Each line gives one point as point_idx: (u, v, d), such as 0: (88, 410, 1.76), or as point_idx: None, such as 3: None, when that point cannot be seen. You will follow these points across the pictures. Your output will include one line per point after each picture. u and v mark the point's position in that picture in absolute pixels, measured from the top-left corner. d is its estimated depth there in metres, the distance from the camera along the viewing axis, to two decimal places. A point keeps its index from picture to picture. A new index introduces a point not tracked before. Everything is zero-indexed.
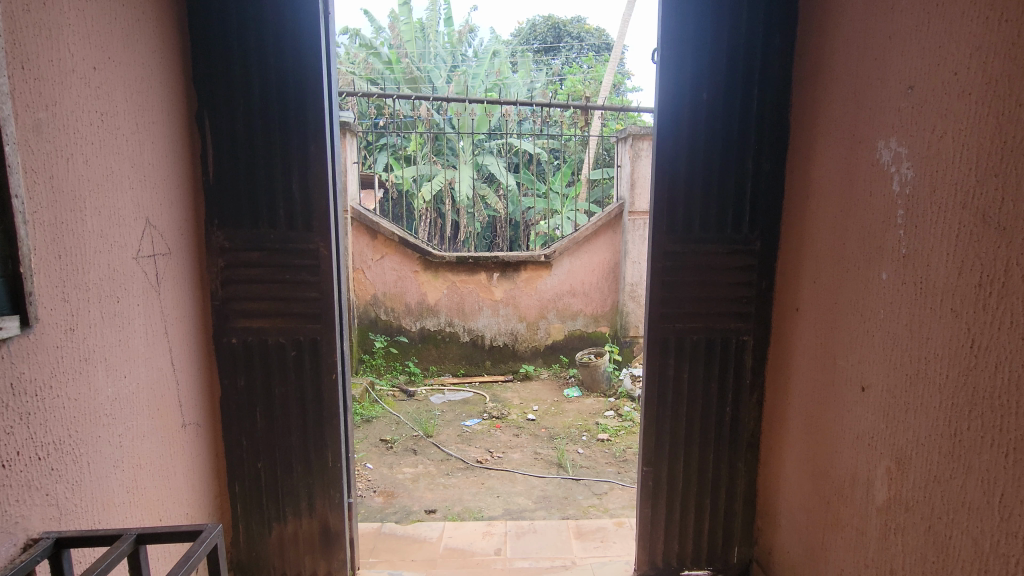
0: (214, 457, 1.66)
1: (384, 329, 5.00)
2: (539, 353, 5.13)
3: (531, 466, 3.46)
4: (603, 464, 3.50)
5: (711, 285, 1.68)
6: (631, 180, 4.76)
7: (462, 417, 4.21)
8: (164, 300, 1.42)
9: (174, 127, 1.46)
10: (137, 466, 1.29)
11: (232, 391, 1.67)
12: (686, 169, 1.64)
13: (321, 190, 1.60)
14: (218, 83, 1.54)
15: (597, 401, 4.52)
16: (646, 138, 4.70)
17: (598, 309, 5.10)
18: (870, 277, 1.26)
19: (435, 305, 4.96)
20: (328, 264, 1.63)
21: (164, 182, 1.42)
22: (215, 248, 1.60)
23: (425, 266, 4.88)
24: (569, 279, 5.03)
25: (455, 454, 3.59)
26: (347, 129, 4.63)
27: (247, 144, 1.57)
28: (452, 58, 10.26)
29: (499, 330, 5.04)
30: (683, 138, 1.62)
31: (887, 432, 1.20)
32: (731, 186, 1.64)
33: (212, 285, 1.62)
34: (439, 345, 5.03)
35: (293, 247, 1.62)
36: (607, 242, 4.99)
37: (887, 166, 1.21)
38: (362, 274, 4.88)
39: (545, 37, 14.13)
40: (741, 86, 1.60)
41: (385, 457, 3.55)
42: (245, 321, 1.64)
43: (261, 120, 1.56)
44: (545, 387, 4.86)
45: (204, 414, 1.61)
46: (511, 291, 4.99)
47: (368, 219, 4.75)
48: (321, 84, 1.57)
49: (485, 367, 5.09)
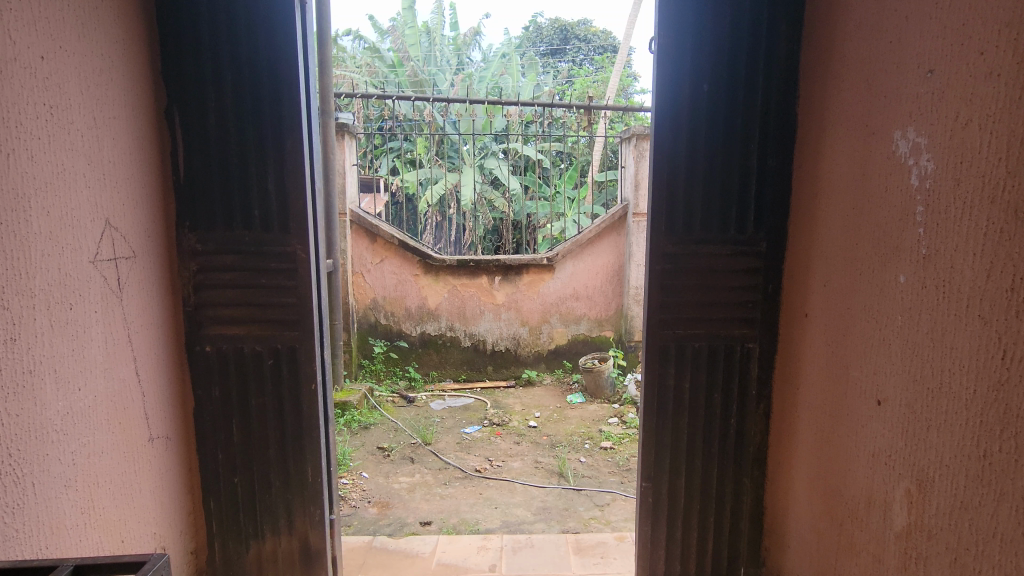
0: (187, 472, 1.58)
1: (384, 334, 4.91)
2: (542, 358, 5.01)
3: (531, 476, 3.35)
4: (605, 474, 3.39)
5: (713, 288, 1.57)
6: (636, 181, 4.66)
7: (462, 425, 4.11)
8: (128, 307, 1.33)
9: (139, 123, 1.38)
10: (94, 485, 1.20)
11: (206, 401, 1.58)
12: (686, 166, 1.53)
13: (298, 190, 1.51)
14: (188, 77, 1.46)
15: (601, 407, 4.41)
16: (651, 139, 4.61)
17: (603, 312, 4.99)
18: (886, 280, 1.15)
19: (435, 309, 4.87)
20: (306, 268, 1.54)
21: (128, 181, 1.33)
22: (186, 251, 1.52)
23: (425, 269, 4.80)
24: (572, 282, 4.92)
25: (453, 463, 3.49)
26: (346, 130, 4.56)
27: (220, 140, 1.49)
28: (457, 61, 10.23)
29: (501, 334, 4.94)
30: (683, 132, 1.52)
31: (906, 450, 1.09)
32: (735, 183, 1.53)
33: (183, 290, 1.53)
34: (439, 350, 4.94)
35: (269, 250, 1.53)
36: (611, 244, 4.89)
37: (905, 158, 1.10)
38: (361, 277, 4.81)
39: (551, 39, 14.09)
40: (745, 75, 1.50)
41: (381, 465, 3.46)
42: (219, 328, 1.56)
43: (234, 115, 1.48)
44: (548, 392, 4.75)
45: (176, 427, 1.52)
46: (513, 294, 4.89)
47: (367, 222, 4.68)
48: (298, 76, 1.48)
49: (486, 372, 4.99)
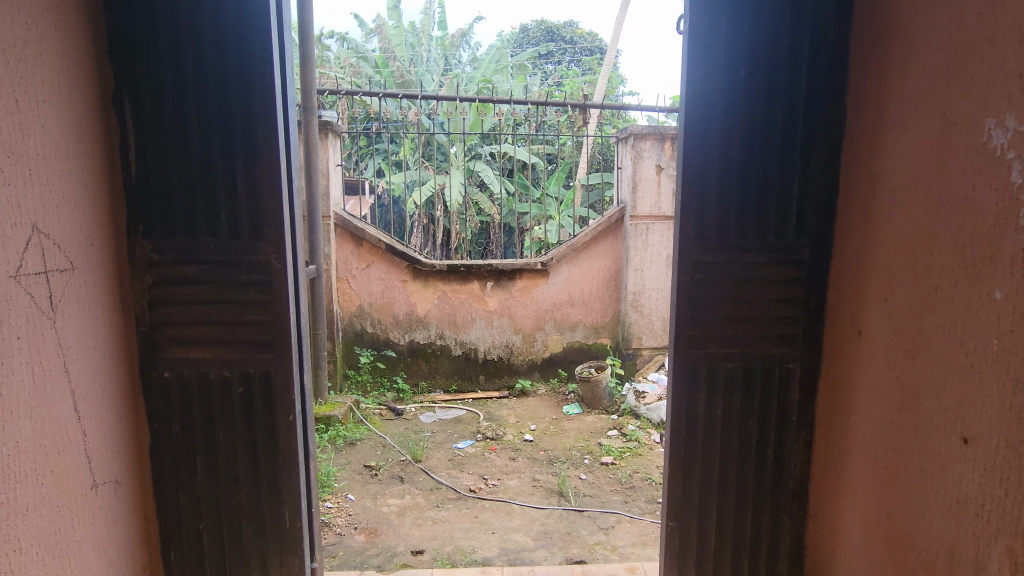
0: (141, 518, 1.35)
1: (371, 342, 4.67)
2: (536, 367, 4.81)
3: (530, 496, 3.14)
4: (608, 492, 3.19)
5: (749, 301, 1.38)
6: (633, 182, 4.48)
7: (454, 439, 3.89)
8: (64, 329, 1.10)
9: (79, 108, 1.15)
10: (17, 554, 0.96)
11: (166, 436, 1.36)
12: (721, 162, 1.34)
13: (273, 189, 1.30)
14: (141, 55, 1.24)
15: (599, 419, 4.22)
16: (648, 139, 4.44)
17: (599, 319, 4.80)
18: (975, 296, 0.97)
19: (425, 316, 4.65)
20: (282, 280, 1.32)
21: (63, 177, 1.10)
22: (139, 261, 1.29)
23: (414, 275, 4.58)
24: (567, 287, 4.73)
25: (446, 482, 3.27)
26: (329, 128, 4.31)
27: (180, 131, 1.27)
28: (443, 61, 10.04)
29: (494, 342, 4.73)
30: (717, 123, 1.33)
31: (1006, 501, 0.90)
32: (774, 182, 1.35)
33: (136, 307, 1.30)
34: (429, 359, 4.71)
35: (238, 259, 1.31)
36: (608, 247, 4.71)
37: (1001, 152, 0.92)
38: (346, 283, 4.57)
39: (538, 40, 14.00)
40: (788, 59, 1.31)
41: (368, 486, 3.23)
42: (181, 351, 1.33)
43: (196, 102, 1.26)
44: (543, 403, 4.55)
45: (128, 469, 1.29)
46: (507, 301, 4.69)
47: (353, 225, 4.46)
48: (270, 56, 1.26)
49: (478, 382, 4.77)
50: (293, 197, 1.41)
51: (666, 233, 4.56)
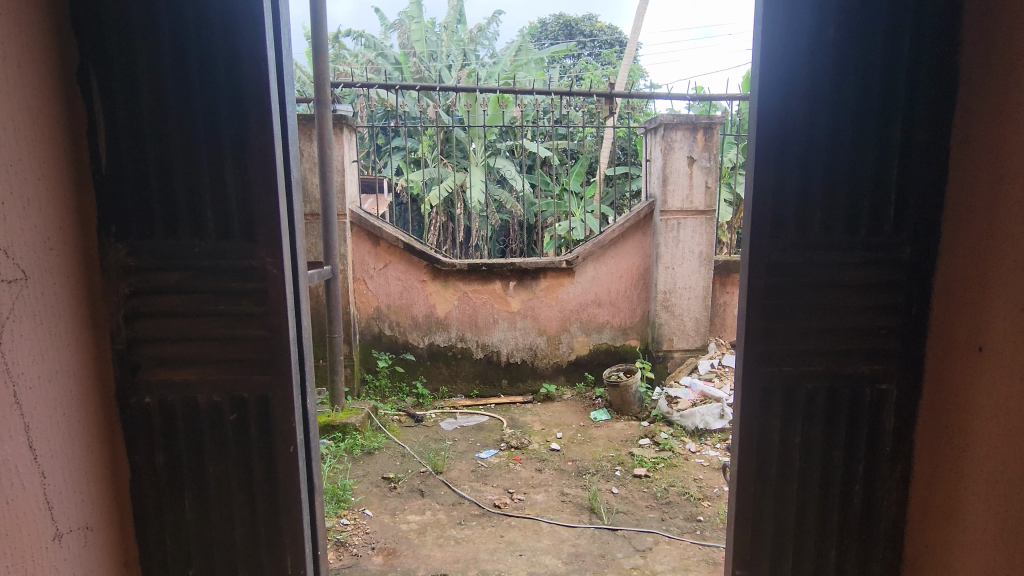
0: (121, 566, 1.16)
1: (389, 346, 4.50)
2: (561, 371, 4.59)
3: (558, 512, 2.93)
4: (642, 509, 2.95)
5: (837, 309, 1.15)
6: (664, 175, 4.23)
7: (476, 448, 3.69)
8: (15, 353, 0.91)
9: (36, 84, 0.95)
10: None
11: (148, 470, 1.17)
12: (804, 141, 1.12)
13: (267, 181, 1.10)
14: (110, 25, 1.04)
15: (629, 426, 3.99)
16: (679, 129, 4.18)
17: (627, 320, 4.56)
18: None
19: (445, 318, 4.46)
20: (279, 289, 1.12)
21: (14, 169, 0.91)
22: (114, 267, 1.10)
23: (434, 275, 4.39)
24: (594, 287, 4.50)
25: (469, 497, 3.07)
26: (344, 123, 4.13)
27: (159, 112, 1.07)
28: (462, 57, 9.89)
29: (517, 345, 4.52)
30: (798, 95, 1.10)
31: None
32: (867, 166, 1.12)
33: (111, 321, 1.12)
34: (450, 363, 4.52)
35: (228, 264, 1.11)
36: (636, 244, 4.47)
37: None
38: (363, 284, 4.40)
39: (557, 35, 13.85)
40: (887, 17, 1.08)
41: (387, 501, 3.04)
42: (164, 372, 1.15)
43: (174, 79, 1.07)
44: (569, 409, 4.33)
45: (103, 511, 1.11)
46: (530, 301, 4.47)
47: (369, 224, 4.28)
48: (261, 24, 1.06)
49: (501, 387, 4.57)
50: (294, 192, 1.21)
51: (699, 228, 4.30)
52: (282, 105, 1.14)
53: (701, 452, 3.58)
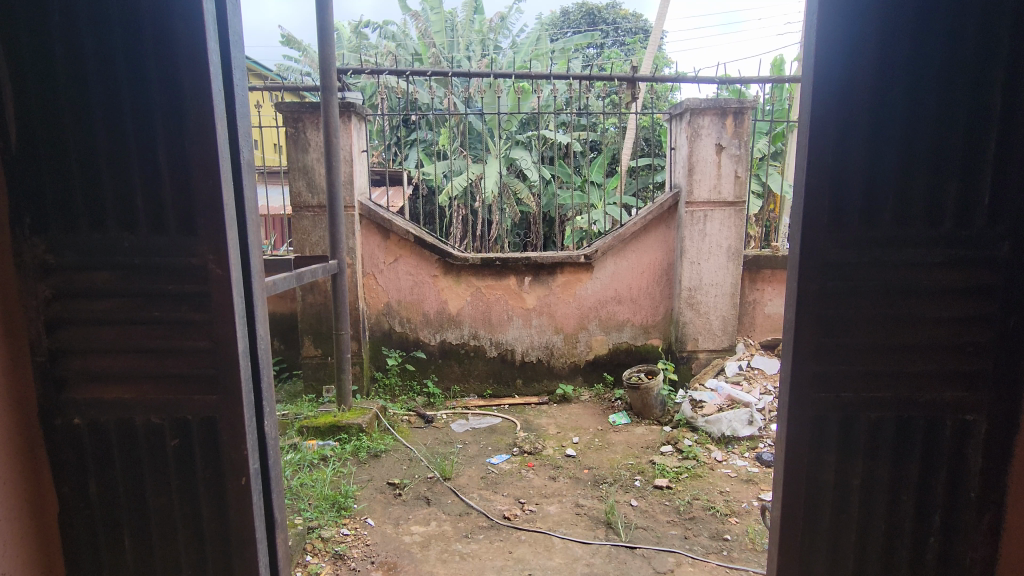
0: None
1: (399, 343, 4.32)
2: (579, 371, 4.37)
3: (572, 526, 2.72)
4: (664, 525, 2.72)
5: (910, 322, 0.92)
6: (689, 164, 3.96)
7: (487, 453, 3.51)
8: None
9: None
10: None
11: (80, 502, 1.00)
12: (872, 111, 0.90)
13: (207, 162, 0.91)
14: None
15: (650, 431, 3.76)
16: (707, 115, 3.90)
17: (649, 318, 4.32)
18: None
19: (457, 315, 4.28)
20: (224, 292, 0.94)
21: None
22: (30, 265, 0.92)
23: (445, 269, 4.20)
24: (613, 283, 4.26)
25: (477, 506, 2.88)
26: (353, 111, 3.95)
27: (81, 81, 0.90)
28: (482, 47, 9.69)
29: (532, 343, 4.32)
30: (864, 53, 0.88)
31: None
32: (954, 143, 0.89)
33: (28, 329, 0.93)
34: (462, 361, 4.34)
35: (163, 263, 0.93)
36: (659, 238, 4.22)
37: None
38: (373, 279, 4.23)
39: (579, 24, 13.59)
40: None
41: (391, 509, 2.88)
42: (94, 390, 0.97)
43: (95, 41, 0.89)
44: (586, 411, 4.11)
45: (21, 554, 0.93)
46: (546, 298, 4.26)
47: (379, 216, 4.11)
48: None
49: (515, 387, 4.38)
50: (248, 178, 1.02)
51: (727, 221, 4.02)
52: (229, 72, 0.95)
53: (728, 461, 3.35)
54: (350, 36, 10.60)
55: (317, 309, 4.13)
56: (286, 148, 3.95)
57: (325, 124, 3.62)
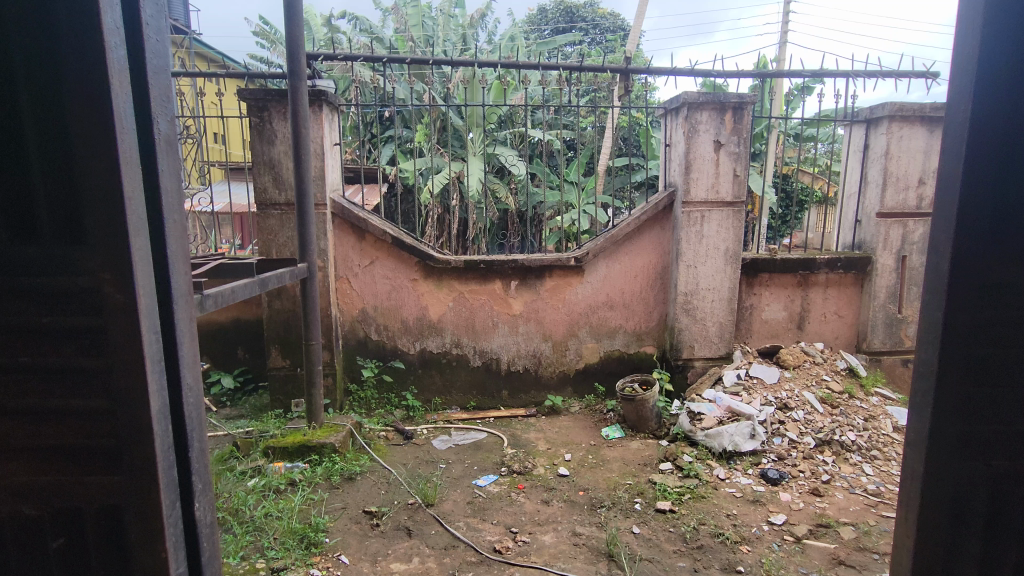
0: None
1: (376, 352, 4.00)
2: (568, 381, 4.11)
3: (571, 560, 2.45)
4: (671, 556, 2.48)
5: None
6: (687, 161, 3.73)
7: (473, 474, 3.22)
8: None
9: None
10: None
11: None
12: None
13: (100, 147, 0.66)
14: None
15: (646, 446, 3.52)
16: (705, 109, 3.68)
17: (642, 324, 4.09)
18: None
19: (438, 322, 3.98)
20: (127, 330, 0.68)
21: None
22: None
23: (425, 273, 3.90)
24: (605, 287, 4.01)
25: (464, 538, 2.59)
26: (324, 100, 3.61)
27: None
28: (460, 42, 9.43)
29: (519, 352, 4.05)
30: None
31: None
32: None
33: None
34: (444, 371, 4.05)
35: (41, 287, 0.68)
36: (654, 240, 3.99)
37: None
38: (347, 283, 3.90)
39: (557, 21, 13.46)
40: None
41: (367, 542, 2.57)
42: None
43: None
44: (577, 424, 3.86)
45: None
46: (534, 303, 3.99)
47: (353, 215, 3.78)
48: None
49: (501, 398, 4.11)
50: (166, 172, 0.77)
51: (724, 222, 3.82)
52: (137, 31, 0.71)
53: (731, 480, 3.13)
54: (321, 28, 10.15)
55: (285, 316, 3.78)
56: (250, 140, 3.60)
57: (293, 113, 3.29)
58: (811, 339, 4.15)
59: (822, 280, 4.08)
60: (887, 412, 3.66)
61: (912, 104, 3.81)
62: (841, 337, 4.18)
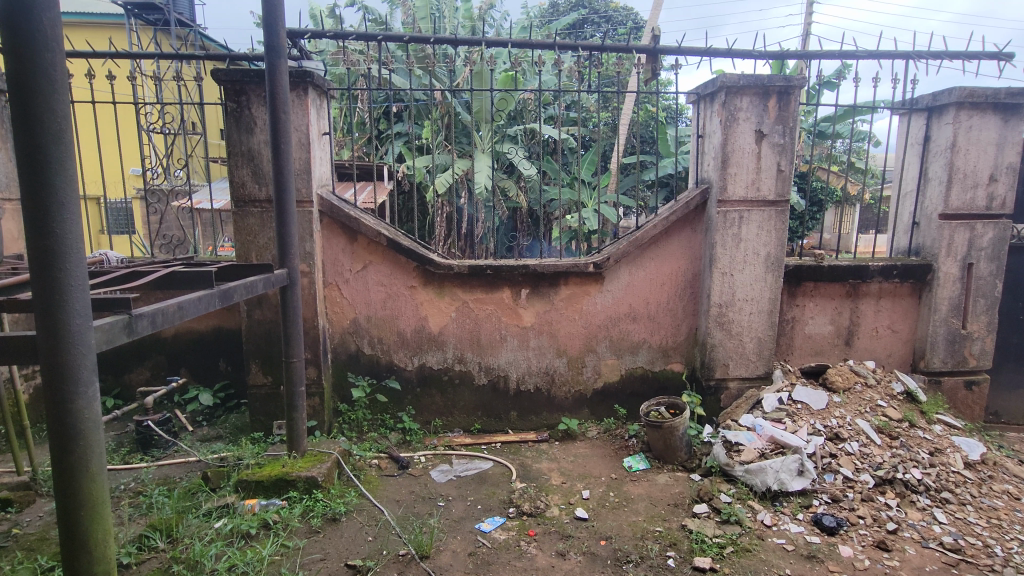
0: None
1: (369, 368, 3.57)
2: (585, 402, 3.66)
3: None
4: None
5: None
6: (723, 153, 3.26)
7: (476, 515, 2.78)
8: None
9: None
10: None
11: None
12: None
13: None
14: None
15: (677, 483, 3.06)
16: (745, 94, 3.21)
17: (669, 338, 3.63)
18: None
19: (440, 335, 3.53)
20: None
21: None
22: None
23: (425, 279, 3.46)
24: (627, 296, 3.55)
25: None
26: (310, 82, 3.18)
27: None
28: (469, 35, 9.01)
29: (530, 369, 3.60)
30: None
31: None
32: None
33: None
34: (445, 390, 3.61)
35: None
36: (683, 243, 3.51)
37: None
38: (336, 291, 3.47)
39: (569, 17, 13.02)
40: None
41: None
42: None
43: None
44: (595, 452, 3.40)
45: None
46: (547, 314, 3.54)
47: (344, 213, 3.35)
48: None
49: (509, 421, 3.66)
50: None
51: (765, 224, 3.34)
52: None
53: (779, 527, 2.65)
54: (324, 17, 9.67)
55: (267, 327, 3.36)
56: (227, 128, 3.17)
57: (272, 96, 2.85)
58: (859, 357, 3.67)
59: (873, 290, 3.59)
60: (955, 444, 3.17)
61: (984, 89, 3.31)
62: (895, 355, 3.69)
